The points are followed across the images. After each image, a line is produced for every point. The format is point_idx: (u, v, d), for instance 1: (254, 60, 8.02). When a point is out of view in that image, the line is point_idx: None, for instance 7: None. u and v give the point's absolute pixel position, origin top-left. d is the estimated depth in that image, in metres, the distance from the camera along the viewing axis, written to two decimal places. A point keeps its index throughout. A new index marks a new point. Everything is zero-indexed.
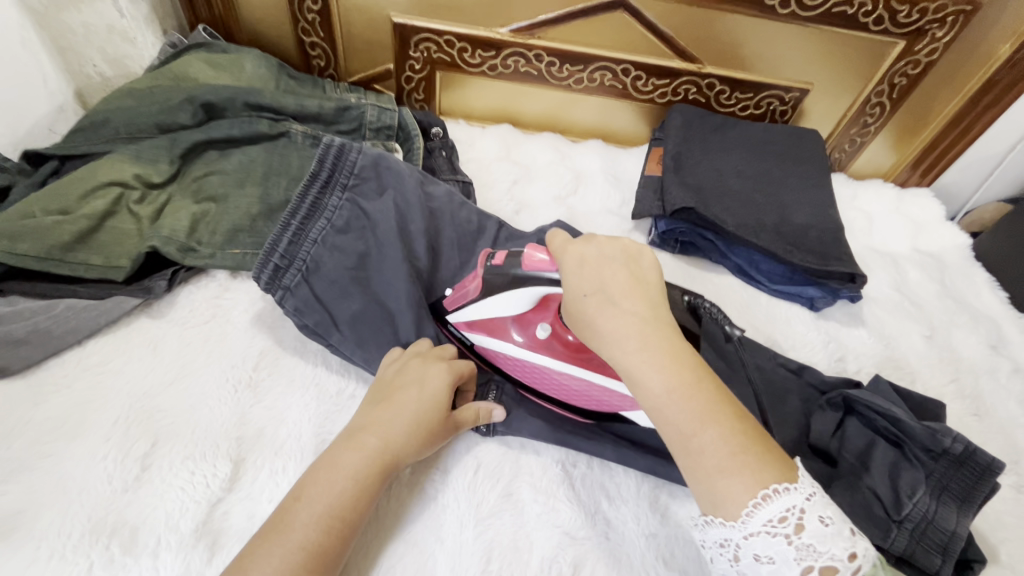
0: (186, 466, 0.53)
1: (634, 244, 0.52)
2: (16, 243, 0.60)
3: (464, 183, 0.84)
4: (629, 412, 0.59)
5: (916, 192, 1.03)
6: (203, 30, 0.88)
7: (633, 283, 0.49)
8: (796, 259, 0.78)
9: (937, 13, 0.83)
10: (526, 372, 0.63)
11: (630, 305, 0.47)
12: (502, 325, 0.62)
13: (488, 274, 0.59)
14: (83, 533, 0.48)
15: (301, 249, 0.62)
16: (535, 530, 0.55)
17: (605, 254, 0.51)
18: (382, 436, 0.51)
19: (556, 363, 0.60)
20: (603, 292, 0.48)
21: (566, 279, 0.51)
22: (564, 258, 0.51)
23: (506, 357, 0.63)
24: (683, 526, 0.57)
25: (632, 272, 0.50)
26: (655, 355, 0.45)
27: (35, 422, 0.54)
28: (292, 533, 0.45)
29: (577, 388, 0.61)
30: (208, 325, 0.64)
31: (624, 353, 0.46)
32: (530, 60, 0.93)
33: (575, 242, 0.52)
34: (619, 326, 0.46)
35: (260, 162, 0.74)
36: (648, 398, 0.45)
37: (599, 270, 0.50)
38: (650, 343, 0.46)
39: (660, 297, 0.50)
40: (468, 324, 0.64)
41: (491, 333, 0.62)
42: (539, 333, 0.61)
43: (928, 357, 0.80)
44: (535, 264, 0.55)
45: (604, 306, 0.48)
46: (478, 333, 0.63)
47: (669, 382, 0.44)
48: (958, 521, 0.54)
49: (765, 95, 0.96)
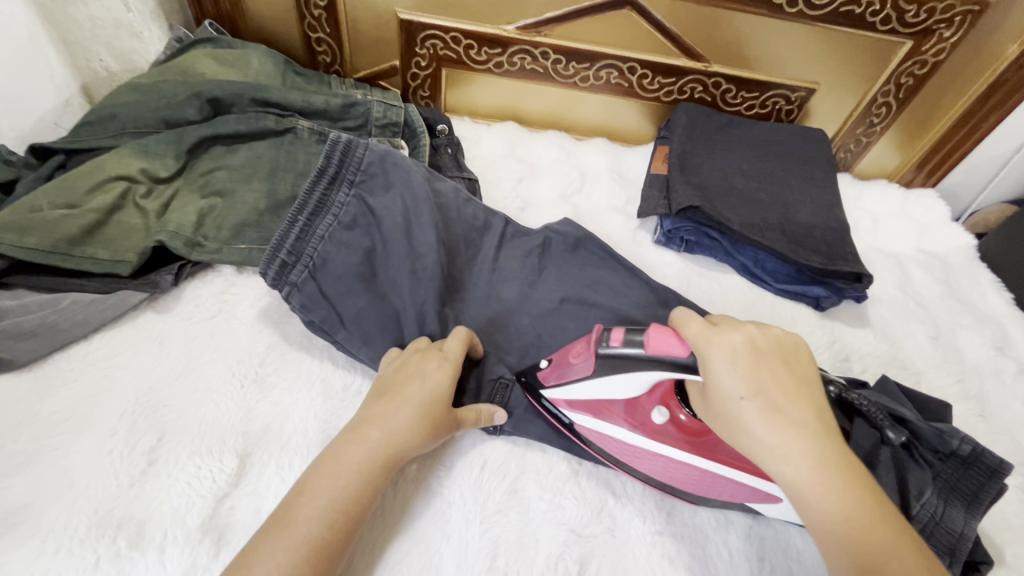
0: (193, 460, 0.53)
1: (784, 337, 0.50)
2: (23, 236, 0.60)
3: (469, 181, 0.84)
4: (755, 501, 0.54)
5: (921, 192, 1.02)
6: (209, 26, 0.87)
7: (791, 386, 0.47)
8: (801, 259, 0.78)
9: (945, 13, 0.83)
10: (637, 457, 0.57)
11: (795, 414, 0.45)
12: (612, 406, 0.56)
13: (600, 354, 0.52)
14: (90, 527, 0.48)
15: (308, 246, 0.62)
16: (541, 527, 0.55)
17: (757, 349, 0.48)
18: (385, 430, 0.51)
19: (675, 452, 0.54)
20: (763, 396, 0.45)
21: (719, 373, 0.46)
22: (710, 350, 0.46)
23: (614, 440, 0.57)
24: (690, 525, 0.57)
25: (787, 371, 0.48)
26: (833, 474, 0.43)
27: (41, 416, 0.54)
28: (295, 527, 0.45)
29: (697, 479, 0.55)
30: (214, 320, 0.64)
31: (792, 468, 0.43)
32: (537, 58, 0.93)
33: (725, 334, 0.47)
34: (784, 438, 0.44)
35: (267, 158, 0.74)
36: (817, 516, 0.43)
37: (759, 370, 0.46)
38: (824, 459, 0.44)
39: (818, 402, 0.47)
40: (569, 403, 0.57)
41: (598, 415, 0.56)
42: (655, 418, 0.54)
43: (932, 357, 0.80)
44: (663, 345, 0.48)
45: (769, 413, 0.45)
46: (582, 414, 0.57)
47: (844, 504, 0.42)
48: (966, 523, 0.54)
49: (771, 94, 0.96)
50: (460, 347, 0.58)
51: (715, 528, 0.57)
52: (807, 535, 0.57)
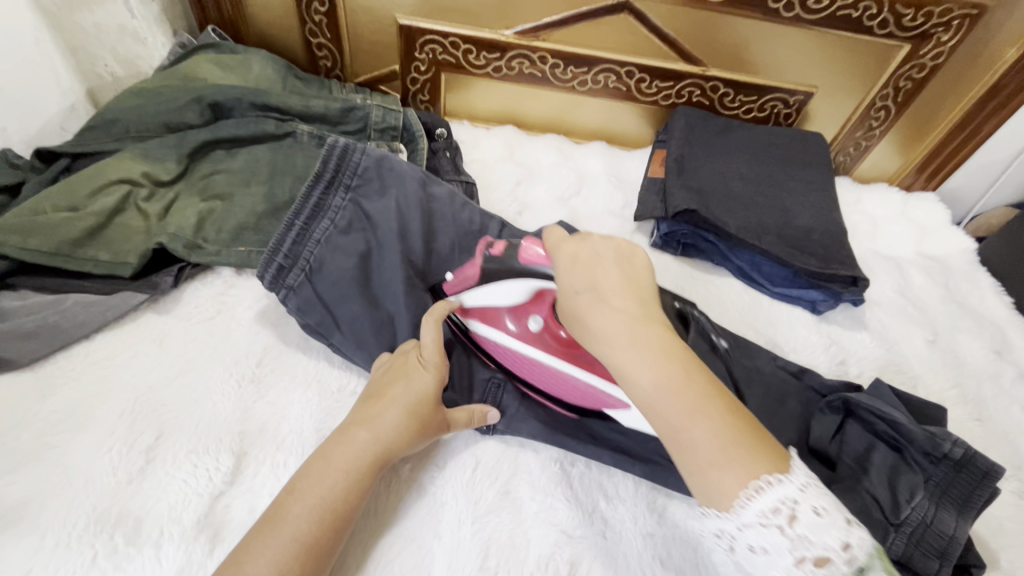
0: (190, 459, 0.54)
1: (628, 245, 0.53)
2: (26, 238, 0.62)
3: (467, 184, 0.85)
4: (610, 409, 0.60)
5: (921, 196, 1.02)
6: (212, 32, 0.89)
7: (624, 280, 0.50)
8: (797, 262, 0.78)
9: (942, 17, 0.83)
10: (518, 363, 0.63)
11: (619, 302, 0.48)
12: (497, 313, 0.62)
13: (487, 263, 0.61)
14: (87, 523, 0.49)
15: (305, 249, 0.63)
16: (533, 527, 0.55)
17: (595, 250, 0.52)
18: (373, 430, 0.51)
19: (546, 357, 0.61)
20: (593, 290, 0.50)
21: (560, 273, 0.52)
22: (557, 256, 0.53)
23: (499, 345, 0.63)
24: (682, 527, 0.57)
25: (623, 268, 0.51)
26: (646, 353, 0.46)
27: (43, 414, 0.55)
28: (285, 525, 0.46)
29: (561, 384, 0.62)
30: (213, 321, 0.65)
31: (614, 350, 0.47)
32: (535, 62, 0.94)
33: (574, 241, 0.53)
34: (606, 324, 0.48)
35: (266, 161, 0.75)
36: (638, 392, 0.46)
37: (593, 268, 0.51)
38: (640, 341, 0.46)
39: (652, 297, 0.50)
40: (465, 310, 0.63)
41: (487, 321, 0.63)
42: (532, 325, 0.61)
43: (931, 362, 0.80)
44: (531, 258, 0.57)
45: (592, 303, 0.49)
46: (474, 319, 0.63)
47: (658, 377, 0.45)
48: (957, 526, 0.54)
49: (769, 98, 0.96)
50: (437, 347, 0.57)
51: None
52: None
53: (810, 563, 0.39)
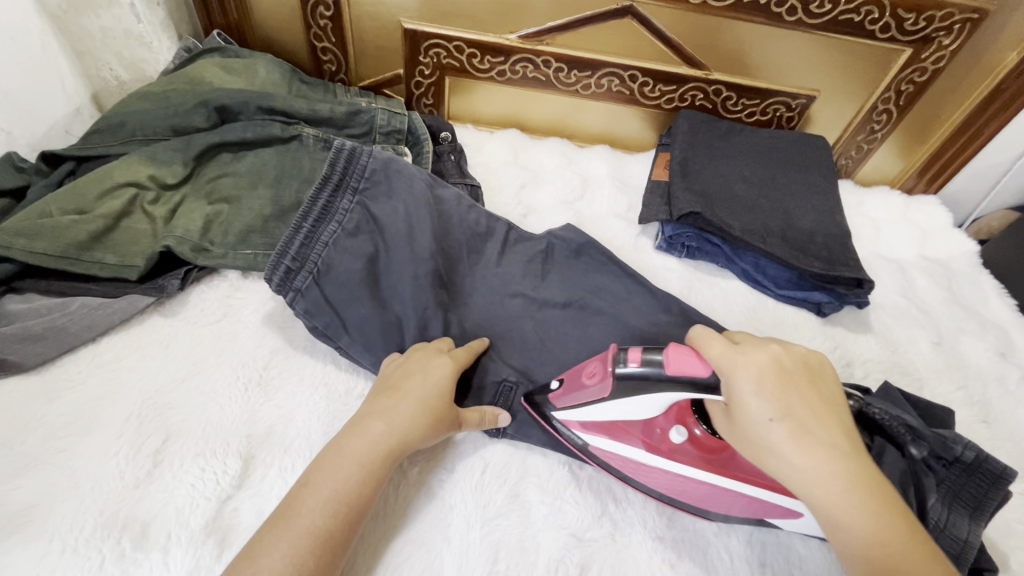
0: (197, 463, 0.54)
1: (810, 356, 0.50)
2: (34, 241, 0.61)
3: (472, 187, 0.85)
4: (773, 517, 0.54)
5: (923, 199, 1.03)
6: (217, 36, 0.90)
7: (822, 406, 0.46)
8: (802, 264, 0.79)
9: (944, 21, 0.84)
10: (656, 478, 0.56)
11: (825, 436, 0.45)
12: (629, 426, 0.56)
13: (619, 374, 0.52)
14: (94, 528, 0.49)
15: (313, 252, 0.63)
16: (542, 530, 0.55)
17: (784, 368, 0.48)
18: (388, 422, 0.51)
19: (695, 474, 0.54)
20: (792, 418, 0.45)
21: (743, 395, 0.46)
22: (733, 368, 0.46)
23: (632, 462, 0.57)
24: (691, 530, 0.57)
25: (817, 393, 0.47)
26: (863, 497, 0.43)
27: (48, 418, 0.55)
28: (298, 519, 0.45)
29: (712, 497, 0.55)
30: (219, 324, 0.65)
31: (823, 491, 0.43)
32: (539, 66, 0.94)
33: (759, 356, 0.47)
34: (812, 461, 0.44)
35: (273, 165, 0.75)
36: (848, 539, 0.42)
37: (789, 394, 0.46)
38: (856, 482, 0.43)
39: (847, 424, 0.47)
40: (584, 425, 0.57)
41: (614, 436, 0.56)
42: (673, 436, 0.55)
43: (935, 364, 0.80)
44: (683, 367, 0.48)
45: (797, 434, 0.44)
46: (599, 436, 0.57)
47: (876, 527, 0.42)
48: (970, 530, 0.54)
49: (772, 101, 0.97)
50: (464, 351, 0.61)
51: (716, 534, 0.57)
52: (808, 540, 0.57)
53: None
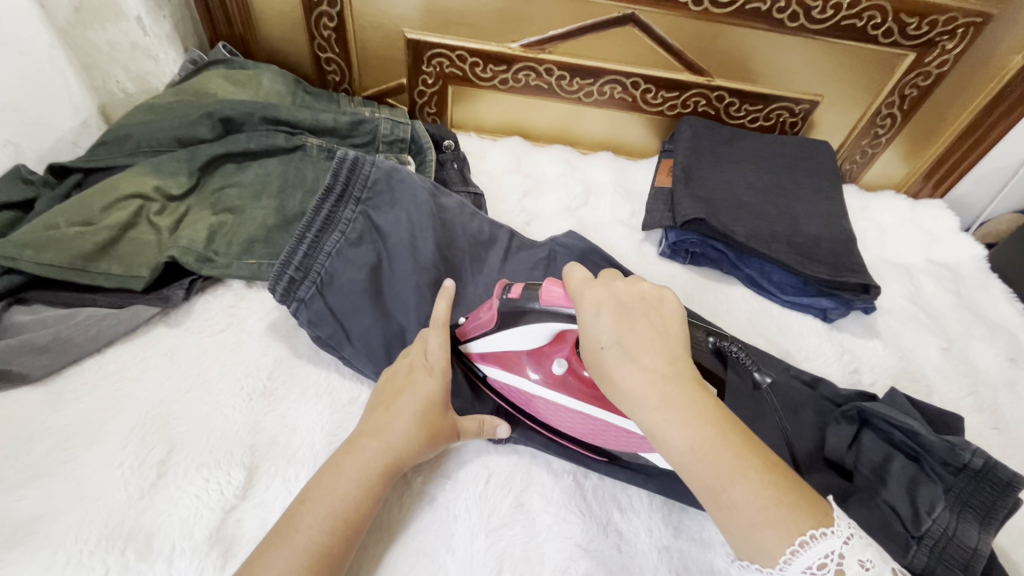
0: (201, 473, 0.54)
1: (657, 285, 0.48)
2: (40, 253, 0.62)
3: (475, 195, 0.85)
4: (645, 452, 0.56)
5: (929, 202, 1.02)
6: (222, 47, 0.91)
7: (655, 334, 0.46)
8: (808, 270, 0.78)
9: (947, 25, 0.83)
10: (541, 409, 0.60)
11: (651, 361, 0.45)
12: (517, 357, 0.59)
13: (502, 305, 0.55)
14: (99, 539, 0.49)
15: (316, 262, 0.63)
16: (547, 540, 0.54)
17: (624, 301, 0.47)
18: (384, 440, 0.51)
19: (573, 403, 0.57)
20: (622, 344, 0.45)
21: (584, 324, 0.47)
22: (580, 302, 0.47)
23: (521, 391, 0.60)
24: (697, 540, 0.57)
25: (651, 321, 0.46)
26: (679, 413, 0.43)
27: (54, 429, 0.55)
28: (297, 535, 0.45)
29: (590, 427, 0.58)
30: (223, 333, 0.65)
31: (647, 412, 0.44)
32: (541, 74, 0.94)
33: (599, 289, 0.47)
34: (637, 384, 0.44)
35: (277, 175, 0.75)
36: (670, 453, 0.44)
37: (623, 324, 0.45)
38: (673, 400, 0.44)
39: (683, 348, 0.47)
40: (482, 356, 0.61)
41: (506, 366, 0.60)
42: (556, 369, 0.57)
43: (945, 370, 0.79)
44: (552, 299, 0.51)
45: (624, 361, 0.45)
46: (493, 366, 0.61)
47: (693, 441, 0.43)
48: (980, 538, 0.53)
49: (775, 107, 0.96)
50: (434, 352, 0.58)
51: (723, 544, 0.56)
52: None
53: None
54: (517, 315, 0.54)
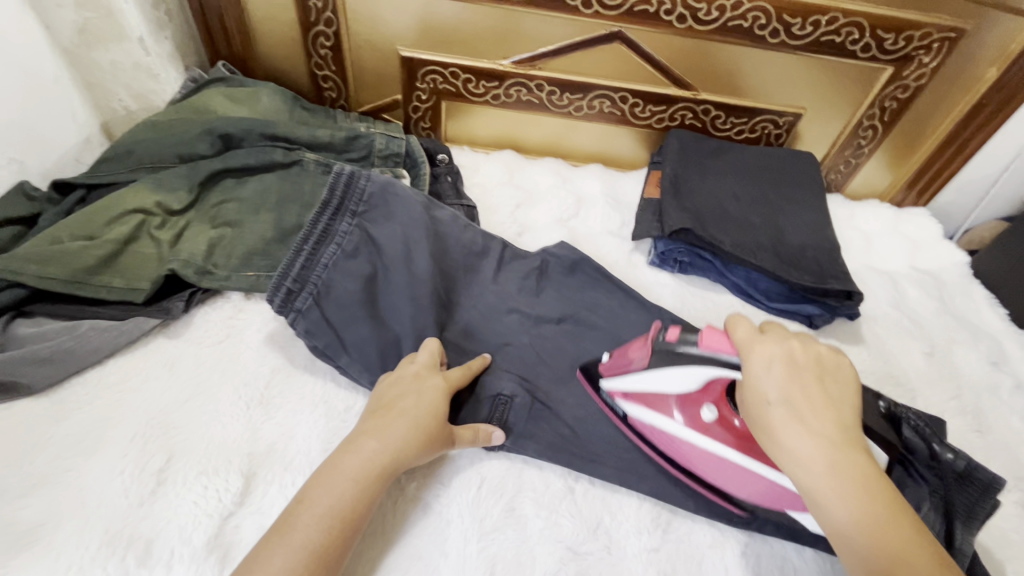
0: (200, 480, 0.55)
1: (830, 354, 0.50)
2: (44, 267, 0.64)
3: (468, 208, 0.87)
4: (798, 512, 0.55)
5: (912, 211, 1.05)
6: (222, 66, 0.93)
7: (825, 399, 0.47)
8: (792, 277, 0.80)
9: (922, 40, 0.86)
10: (686, 453, 0.60)
11: (821, 426, 0.46)
12: (666, 400, 0.59)
13: (656, 346, 0.57)
14: (100, 545, 0.50)
15: (313, 273, 0.65)
16: (538, 544, 0.56)
17: (796, 361, 0.48)
18: (382, 440, 0.53)
19: (721, 451, 0.57)
20: (792, 403, 0.47)
21: (751, 379, 0.49)
22: (750, 358, 0.49)
23: (665, 434, 0.60)
24: (686, 542, 0.58)
25: (826, 387, 0.48)
26: (845, 484, 0.44)
27: (56, 438, 0.56)
28: (293, 534, 0.46)
29: (738, 478, 0.57)
30: (222, 344, 0.67)
31: (809, 476, 0.45)
32: (532, 89, 0.97)
33: (770, 347, 0.49)
34: (804, 446, 0.45)
35: (274, 189, 0.77)
36: (827, 522, 0.45)
37: (792, 384, 0.47)
38: (840, 469, 0.44)
39: (852, 418, 0.47)
40: (624, 395, 0.62)
41: (652, 407, 0.60)
42: (705, 416, 0.58)
43: (928, 374, 0.81)
44: (714, 344, 0.52)
45: (794, 419, 0.46)
46: (637, 406, 0.61)
47: (857, 515, 0.43)
48: (964, 538, 0.55)
49: (760, 119, 0.99)
50: (431, 360, 0.61)
51: (711, 546, 0.58)
52: (803, 552, 0.58)
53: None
54: (672, 359, 0.55)
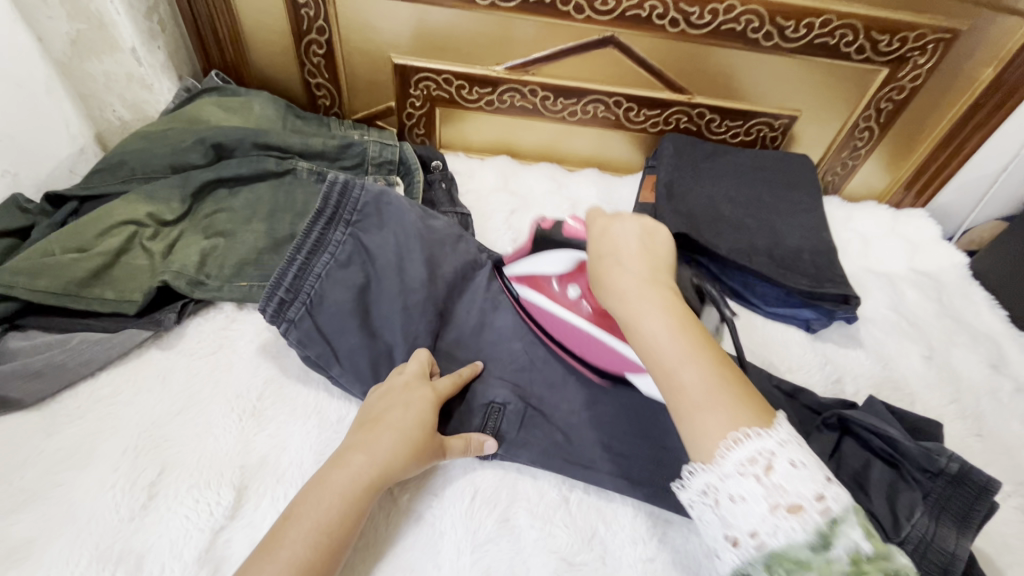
0: (192, 493, 0.55)
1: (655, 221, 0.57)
2: (35, 280, 0.64)
3: (462, 216, 0.87)
4: (635, 376, 0.62)
5: (910, 212, 1.04)
6: (215, 75, 0.94)
7: (644, 250, 0.54)
8: (789, 282, 0.80)
9: (917, 41, 0.86)
10: (558, 326, 0.67)
11: (635, 264, 0.52)
12: (547, 279, 0.67)
13: (538, 235, 0.67)
14: (90, 561, 0.50)
15: (305, 283, 0.64)
16: (532, 555, 0.55)
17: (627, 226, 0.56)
18: (371, 453, 0.52)
19: (580, 322, 0.65)
20: (615, 254, 0.54)
21: (591, 242, 0.57)
22: (591, 227, 0.58)
23: (544, 309, 0.68)
24: (682, 552, 0.57)
25: (646, 244, 0.54)
26: (651, 305, 0.49)
27: (47, 453, 0.56)
28: (282, 550, 0.46)
29: (591, 346, 0.65)
30: (214, 355, 0.67)
31: (624, 305, 0.50)
32: (526, 95, 0.97)
33: (607, 216, 0.57)
34: (623, 280, 0.51)
35: (267, 199, 0.77)
36: (641, 342, 0.49)
37: (617, 240, 0.55)
38: (648, 295, 0.50)
39: (666, 266, 0.54)
40: (518, 278, 0.70)
41: (534, 286, 0.68)
42: (571, 292, 0.65)
43: (928, 377, 0.80)
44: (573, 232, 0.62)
45: (614, 264, 0.53)
46: (525, 286, 0.70)
47: (661, 331, 0.48)
48: (957, 542, 0.53)
49: (755, 122, 0.99)
50: (420, 370, 0.61)
51: (707, 556, 0.57)
52: None
53: (785, 511, 0.40)
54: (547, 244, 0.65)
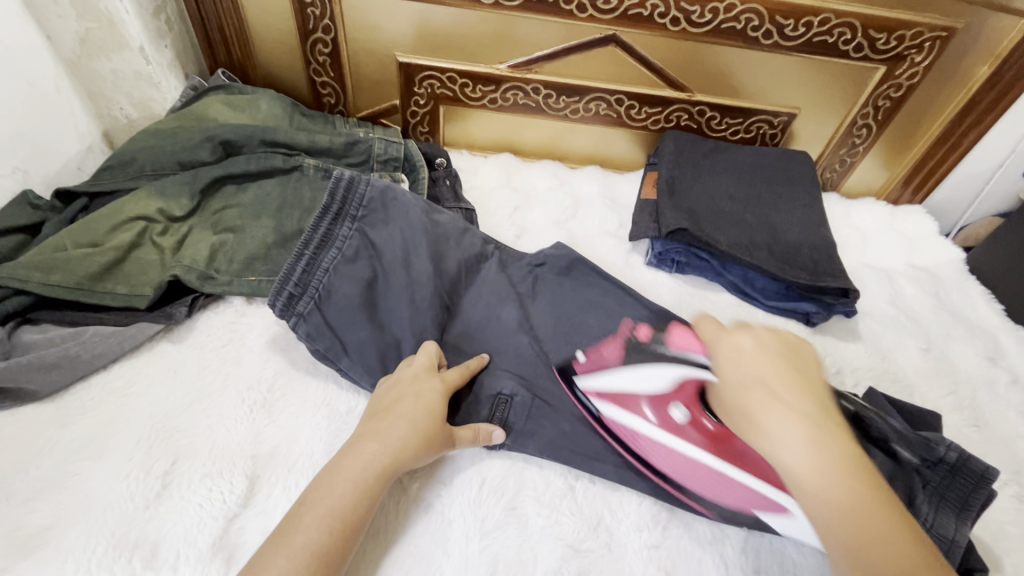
0: (205, 482, 0.56)
1: (796, 338, 0.52)
2: (48, 274, 0.65)
3: (467, 211, 0.88)
4: (762, 512, 0.57)
5: (909, 208, 1.05)
6: (223, 73, 0.95)
7: (798, 379, 0.48)
8: (789, 276, 0.81)
9: (914, 39, 0.87)
10: (656, 454, 0.61)
11: (793, 399, 0.46)
12: (638, 400, 0.63)
13: (629, 341, 0.68)
14: (107, 548, 0.51)
15: (314, 278, 0.65)
16: (539, 541, 0.56)
17: (766, 346, 0.50)
18: (382, 442, 0.53)
19: (695, 451, 0.59)
20: (762, 384, 0.48)
21: (720, 365, 0.52)
22: (719, 346, 0.52)
23: (638, 434, 0.62)
24: (686, 538, 0.58)
25: (798, 370, 0.48)
26: (819, 458, 0.43)
27: (63, 443, 0.57)
28: (297, 536, 0.47)
29: (703, 476, 0.59)
30: (224, 348, 0.68)
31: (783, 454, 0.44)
32: (529, 93, 0.98)
33: (733, 333, 0.52)
34: (780, 424, 0.45)
35: (275, 196, 0.78)
36: (808, 503, 0.43)
37: (757, 365, 0.49)
38: (811, 440, 0.44)
39: (828, 397, 0.48)
40: (599, 393, 0.64)
41: (624, 406, 0.63)
42: (674, 415, 0.61)
43: (925, 369, 0.81)
44: (681, 342, 0.62)
45: (765, 398, 0.47)
46: (611, 406, 0.63)
47: (837, 493, 0.42)
48: (957, 529, 0.54)
49: (754, 120, 1.00)
50: (428, 362, 0.62)
51: (711, 542, 0.58)
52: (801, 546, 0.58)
53: None
54: (644, 350, 0.66)
